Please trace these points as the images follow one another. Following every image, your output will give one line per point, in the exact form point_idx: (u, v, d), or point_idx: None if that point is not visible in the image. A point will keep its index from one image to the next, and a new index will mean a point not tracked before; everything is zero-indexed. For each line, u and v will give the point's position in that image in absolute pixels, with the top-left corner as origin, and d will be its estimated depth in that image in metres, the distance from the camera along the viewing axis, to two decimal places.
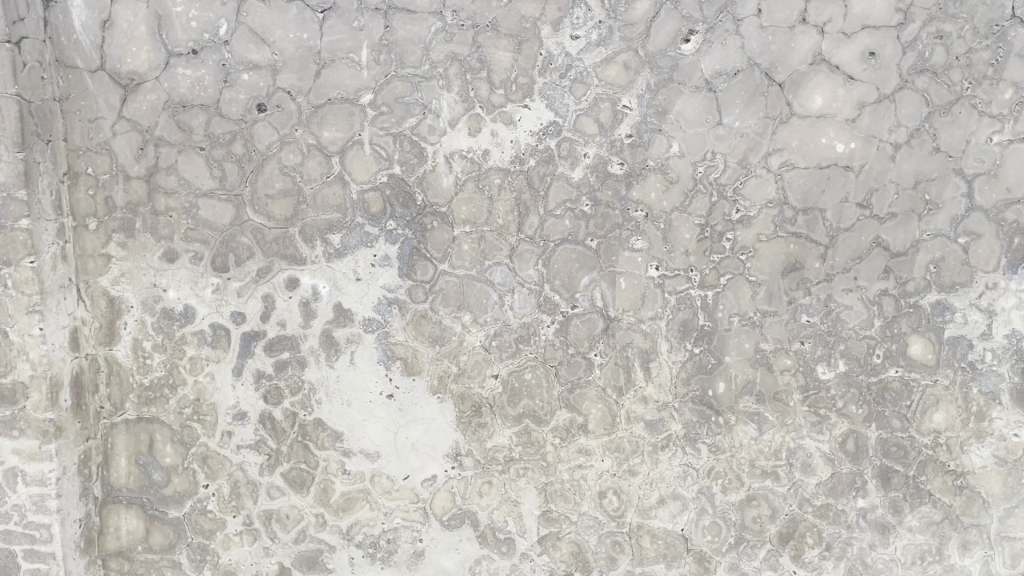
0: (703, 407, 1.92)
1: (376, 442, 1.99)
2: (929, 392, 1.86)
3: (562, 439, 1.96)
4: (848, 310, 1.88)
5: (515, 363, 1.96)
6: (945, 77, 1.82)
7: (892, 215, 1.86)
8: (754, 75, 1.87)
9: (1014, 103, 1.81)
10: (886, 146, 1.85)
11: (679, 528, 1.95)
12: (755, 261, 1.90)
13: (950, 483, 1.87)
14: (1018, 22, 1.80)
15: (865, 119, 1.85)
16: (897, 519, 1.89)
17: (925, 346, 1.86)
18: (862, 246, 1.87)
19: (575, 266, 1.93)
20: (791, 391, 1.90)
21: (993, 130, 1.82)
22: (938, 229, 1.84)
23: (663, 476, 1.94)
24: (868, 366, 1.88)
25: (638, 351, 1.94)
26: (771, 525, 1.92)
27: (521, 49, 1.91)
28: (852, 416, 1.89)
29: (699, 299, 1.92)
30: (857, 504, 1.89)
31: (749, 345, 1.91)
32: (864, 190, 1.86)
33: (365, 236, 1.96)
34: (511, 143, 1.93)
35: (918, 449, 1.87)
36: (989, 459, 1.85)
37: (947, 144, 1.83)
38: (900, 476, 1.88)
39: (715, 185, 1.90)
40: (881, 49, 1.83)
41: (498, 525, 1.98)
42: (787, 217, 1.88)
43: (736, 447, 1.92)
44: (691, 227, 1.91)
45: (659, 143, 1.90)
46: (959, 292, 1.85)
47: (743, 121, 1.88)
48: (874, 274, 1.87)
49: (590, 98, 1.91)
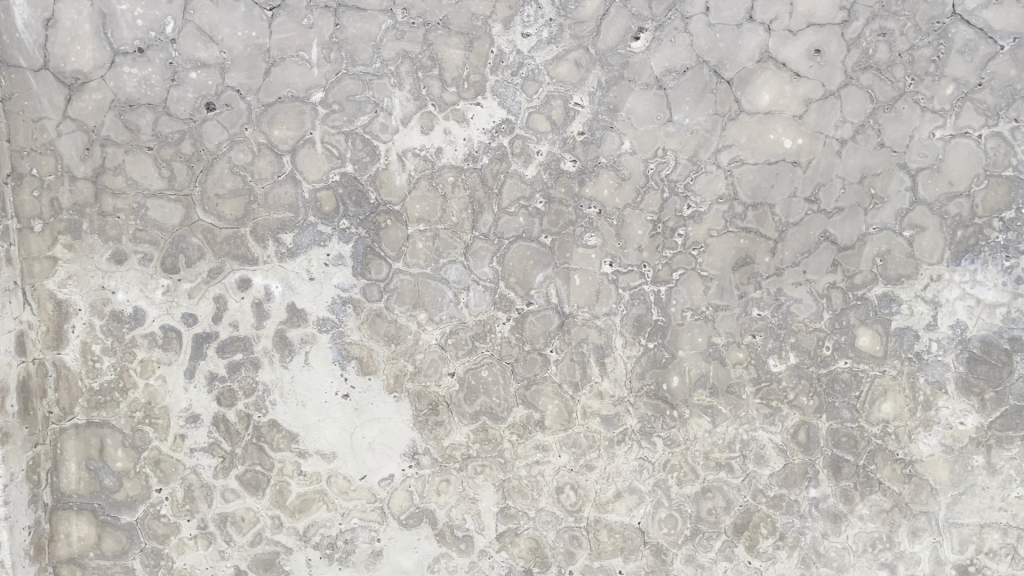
0: (658, 400, 1.94)
1: (333, 442, 1.97)
2: (877, 382, 1.90)
3: (519, 436, 1.97)
4: (798, 303, 1.91)
5: (471, 361, 1.96)
6: (888, 74, 1.86)
7: (839, 209, 1.89)
8: (703, 72, 1.89)
9: (955, 99, 1.86)
10: (832, 141, 1.88)
11: (636, 521, 1.96)
12: (706, 256, 1.92)
13: (900, 471, 1.90)
14: (958, 19, 1.85)
15: (812, 115, 1.88)
16: (848, 508, 1.92)
17: (872, 337, 1.90)
18: (811, 241, 1.90)
19: (530, 263, 1.94)
20: (743, 384, 1.93)
21: (935, 126, 1.86)
22: (883, 223, 1.88)
23: (619, 470, 1.96)
24: (818, 358, 1.91)
25: (593, 347, 1.95)
26: (726, 516, 1.94)
27: (473, 47, 1.91)
28: (803, 408, 1.92)
29: (652, 295, 1.94)
30: (809, 494, 1.93)
31: (702, 339, 1.93)
32: (811, 185, 1.89)
33: (317, 235, 1.95)
34: (464, 141, 1.93)
35: (868, 438, 1.91)
36: (936, 447, 1.89)
37: (891, 139, 1.87)
38: (850, 465, 1.91)
39: (666, 181, 1.92)
40: (825, 47, 1.87)
41: (456, 523, 1.98)
42: (737, 213, 1.91)
43: (691, 440, 1.94)
44: (643, 223, 1.93)
45: (610, 140, 1.92)
46: (905, 284, 1.89)
47: (693, 118, 1.90)
48: (822, 267, 1.90)
49: (542, 96, 1.92)
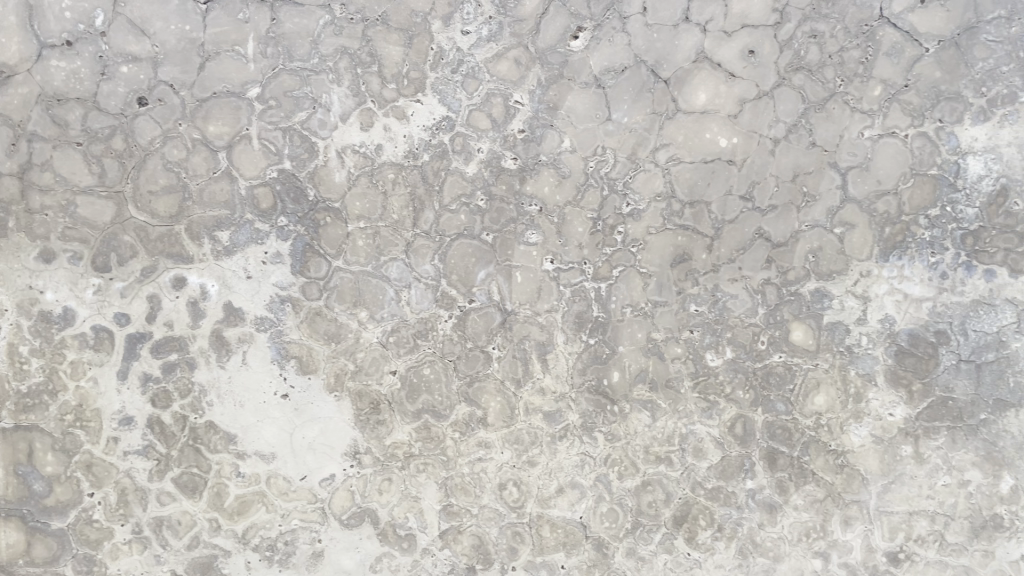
0: (599, 396, 1.96)
1: (272, 443, 1.95)
2: (810, 376, 1.95)
3: (461, 433, 1.97)
4: (734, 299, 1.95)
5: (413, 359, 1.96)
6: (820, 75, 1.91)
7: (773, 207, 1.94)
8: (640, 72, 1.92)
9: (883, 100, 1.91)
10: (766, 140, 1.93)
11: (578, 516, 1.98)
12: (645, 252, 1.95)
13: (832, 462, 1.96)
14: (885, 22, 1.90)
15: (747, 114, 1.92)
16: (783, 498, 1.97)
17: (805, 332, 1.95)
18: (746, 238, 1.94)
19: (471, 260, 1.95)
20: (682, 378, 1.96)
21: (864, 126, 1.92)
22: (815, 220, 1.94)
23: (561, 465, 1.97)
24: (754, 352, 1.96)
25: (535, 343, 1.96)
26: (666, 509, 1.97)
27: (412, 43, 1.90)
28: (739, 401, 1.96)
29: (593, 291, 1.95)
30: (746, 485, 1.97)
31: (642, 334, 1.96)
32: (746, 183, 1.93)
33: (255, 232, 1.92)
34: (404, 138, 1.92)
35: (802, 430, 1.96)
36: (867, 438, 1.95)
37: (822, 139, 1.92)
38: (785, 456, 1.96)
39: (606, 179, 1.94)
40: (759, 48, 1.91)
41: (398, 522, 1.97)
42: (674, 211, 1.94)
43: (631, 434, 1.97)
44: (583, 221, 1.94)
45: (551, 138, 1.93)
46: (836, 280, 1.95)
47: (631, 117, 1.92)
48: (757, 263, 1.95)
49: (482, 94, 1.92)
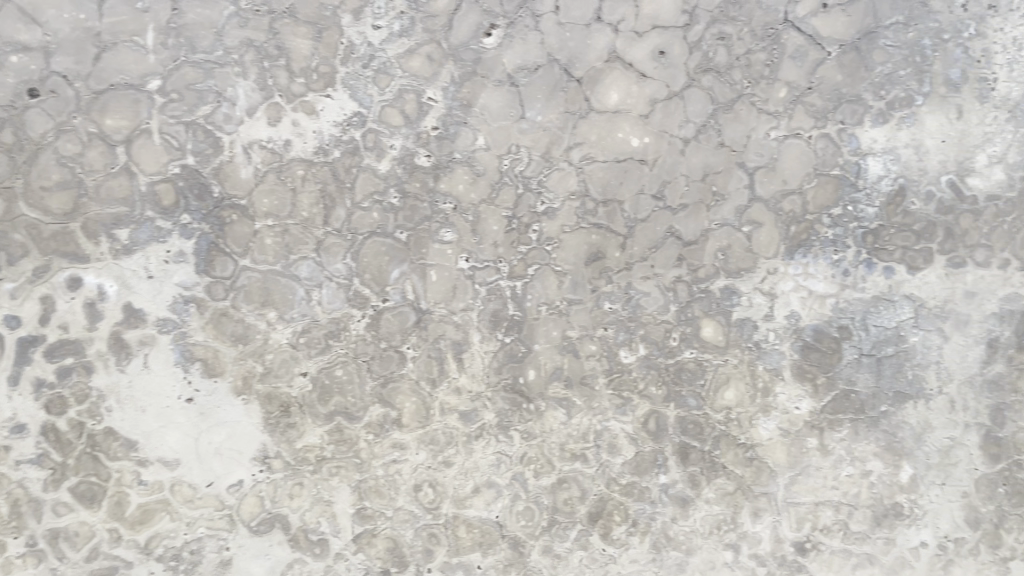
0: (514, 394, 1.96)
1: (176, 449, 1.88)
2: (720, 371, 2.00)
3: (375, 434, 1.94)
4: (647, 297, 1.98)
5: (325, 360, 1.92)
6: (727, 76, 1.95)
7: (683, 206, 1.97)
8: (554, 71, 1.92)
9: (788, 102, 1.97)
10: (677, 140, 1.96)
11: (494, 515, 1.97)
12: (559, 251, 1.95)
13: (742, 455, 2.01)
14: (790, 26, 1.96)
15: (658, 114, 1.95)
16: (695, 492, 2.00)
17: (715, 328, 1.99)
18: (657, 236, 1.97)
19: (384, 259, 1.92)
20: (597, 375, 1.98)
21: (770, 127, 1.97)
22: (724, 219, 1.98)
23: (477, 465, 1.96)
24: (666, 349, 1.99)
25: (450, 343, 1.95)
26: (581, 506, 1.98)
27: (322, 37, 1.87)
28: (652, 397, 1.99)
29: (508, 290, 1.95)
30: (659, 480, 2.00)
31: (557, 332, 1.96)
32: (658, 182, 1.96)
33: (156, 230, 1.86)
34: (314, 134, 1.88)
35: (713, 425, 2.00)
36: (774, 431, 2.01)
37: (730, 139, 1.96)
38: (697, 451, 2.00)
39: (520, 177, 1.94)
40: (669, 48, 1.94)
41: (310, 527, 1.92)
42: (588, 209, 1.96)
43: (546, 432, 1.97)
44: (498, 219, 1.94)
45: (464, 136, 1.91)
46: (744, 277, 1.99)
47: (545, 115, 1.93)
48: (669, 262, 1.98)
49: (394, 90, 1.89)
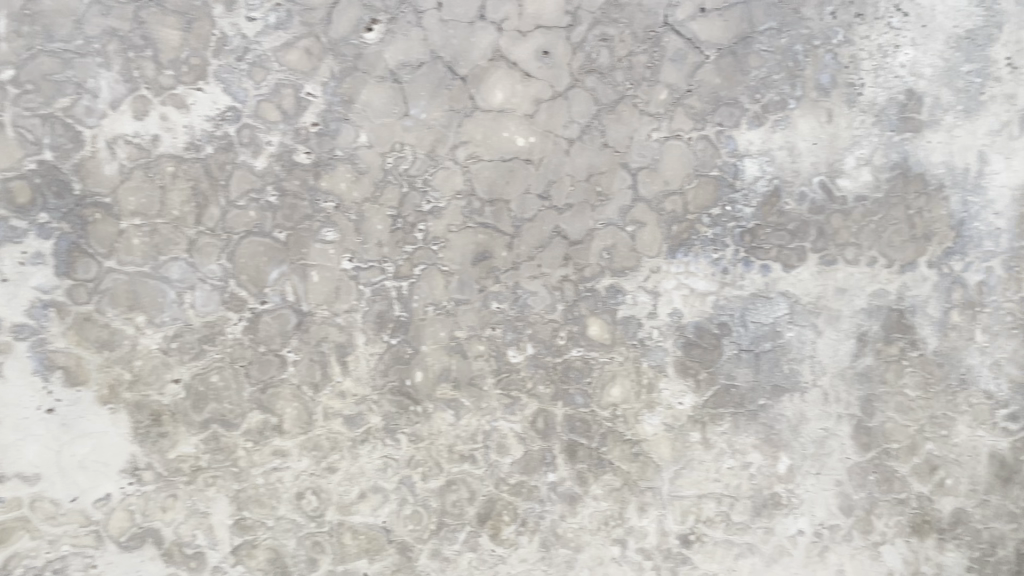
0: (401, 397, 1.93)
1: (36, 462, 1.81)
2: (607, 368, 2.02)
3: (254, 442, 1.88)
4: (534, 296, 1.98)
5: (199, 366, 1.85)
6: (610, 78, 1.98)
7: (568, 206, 1.99)
8: (437, 68, 1.90)
9: (669, 103, 2.01)
10: (562, 140, 1.97)
11: (381, 520, 1.93)
12: (446, 251, 1.93)
13: (628, 451, 2.04)
14: (670, 29, 2.00)
15: (543, 114, 1.96)
16: (582, 489, 2.02)
17: (601, 327, 2.02)
18: (544, 236, 1.98)
19: (262, 259, 1.86)
20: (485, 375, 1.97)
21: (652, 128, 2.01)
22: (609, 219, 2.01)
23: (363, 469, 1.92)
24: (553, 347, 2.00)
25: (334, 346, 1.90)
26: (470, 507, 1.97)
27: (192, 28, 1.81)
28: (540, 396, 2.00)
29: (394, 290, 1.92)
30: (547, 478, 2.01)
31: (444, 333, 1.94)
32: (544, 182, 1.97)
33: (10, 231, 1.78)
34: (185, 129, 1.81)
35: (599, 422, 2.02)
36: (659, 426, 2.05)
37: (613, 140, 2.00)
38: (584, 448, 2.02)
39: (405, 176, 1.91)
40: (553, 49, 1.95)
41: (185, 540, 1.86)
42: (474, 209, 1.94)
43: (435, 434, 1.95)
44: (383, 218, 1.90)
45: (345, 133, 1.87)
46: (630, 276, 2.02)
47: (429, 113, 1.90)
48: (555, 261, 1.99)
49: (270, 84, 1.84)
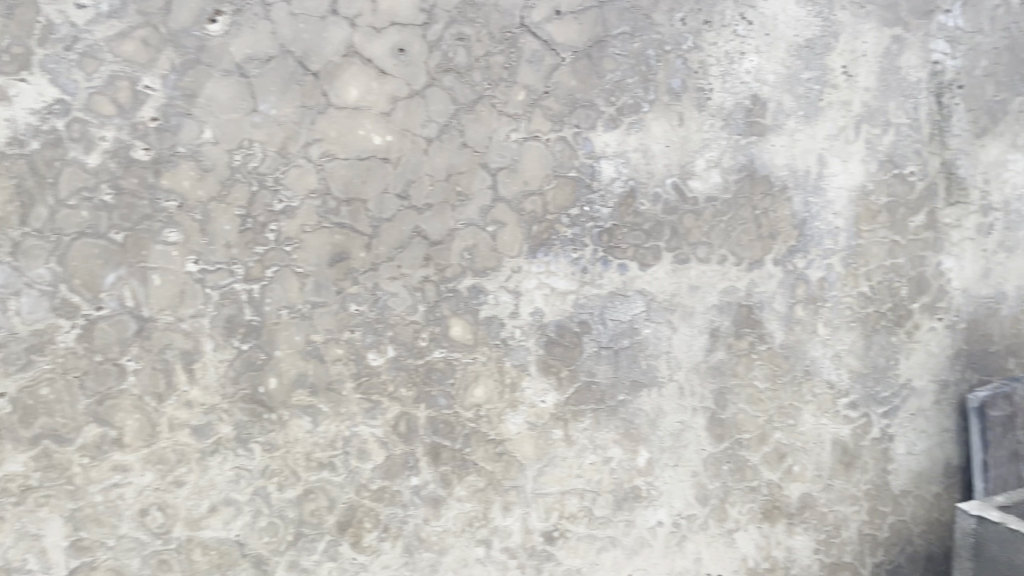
0: (254, 405, 1.92)
1: None
2: (470, 368, 2.16)
3: (91, 457, 1.81)
4: (394, 297, 2.05)
5: (27, 377, 1.75)
6: (468, 77, 2.09)
7: (428, 206, 2.07)
8: (287, 63, 1.91)
9: (526, 104, 2.18)
10: (420, 140, 2.05)
11: (233, 534, 1.92)
12: (300, 252, 1.95)
13: (492, 451, 2.22)
14: (525, 30, 2.16)
15: (400, 112, 2.02)
16: (446, 491, 2.15)
17: (463, 327, 2.13)
18: (404, 236, 2.05)
19: (97, 263, 1.79)
20: (344, 380, 2.01)
21: (511, 129, 2.16)
22: (469, 219, 2.13)
23: (213, 482, 1.90)
24: (415, 349, 2.08)
25: (178, 353, 1.86)
26: (329, 516, 2.01)
27: (13, 14, 1.71)
28: (402, 399, 2.07)
29: (244, 294, 1.90)
30: (411, 482, 2.10)
31: (299, 337, 1.96)
32: (402, 181, 2.04)
33: None
34: (5, 122, 1.71)
35: (463, 423, 2.16)
36: (522, 424, 2.27)
37: (472, 140, 2.11)
38: (448, 450, 2.15)
39: (254, 173, 1.89)
40: (409, 47, 2.02)
41: (14, 565, 1.77)
42: (329, 208, 1.97)
43: (291, 442, 1.96)
44: (231, 218, 1.88)
45: (188, 128, 1.83)
46: (490, 276, 2.17)
47: (280, 109, 1.90)
48: (415, 262, 2.07)
49: (103, 76, 1.77)
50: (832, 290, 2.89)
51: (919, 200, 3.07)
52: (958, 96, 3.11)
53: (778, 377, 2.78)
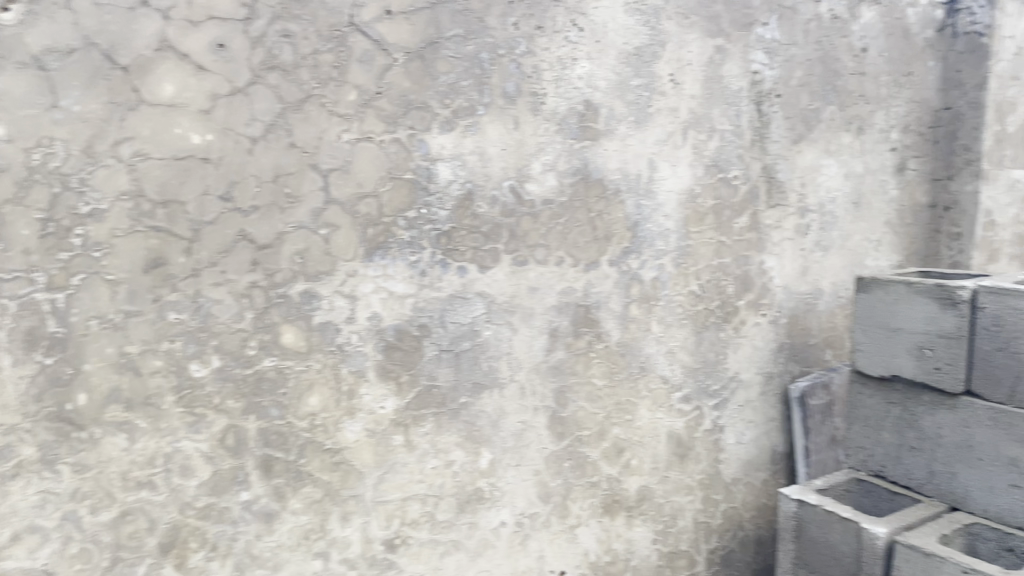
0: (61, 423, 1.88)
1: None
2: (303, 377, 2.18)
3: None
4: (219, 304, 2.05)
5: None
6: (295, 76, 2.12)
7: (254, 208, 2.09)
8: (92, 56, 1.87)
9: (357, 105, 2.22)
10: (243, 139, 2.07)
11: (40, 564, 1.87)
12: (112, 257, 1.92)
13: (328, 461, 2.24)
14: (354, 29, 2.20)
15: (221, 110, 2.03)
16: (279, 505, 2.16)
17: (294, 334, 2.16)
18: (227, 240, 2.06)
19: None
20: (163, 394, 1.99)
21: (342, 129, 2.20)
22: (300, 222, 2.16)
23: (15, 509, 1.84)
24: (242, 358, 2.09)
25: None
26: (149, 537, 1.99)
27: None
28: (229, 411, 2.08)
29: (46, 303, 1.86)
30: (241, 498, 2.11)
31: (113, 349, 1.93)
32: (224, 183, 2.05)
33: None
34: None
35: (297, 433, 2.18)
36: (361, 432, 2.28)
37: (300, 140, 2.15)
38: (281, 462, 2.16)
39: (56, 174, 1.85)
40: (229, 43, 2.03)
41: None
42: (144, 211, 1.95)
43: (104, 462, 1.93)
44: (29, 222, 1.83)
45: None
46: (324, 281, 2.20)
47: (85, 105, 1.87)
48: (242, 266, 2.08)
49: None
50: (664, 288, 3.06)
51: (744, 203, 3.28)
52: (776, 104, 3.34)
53: (614, 374, 2.94)
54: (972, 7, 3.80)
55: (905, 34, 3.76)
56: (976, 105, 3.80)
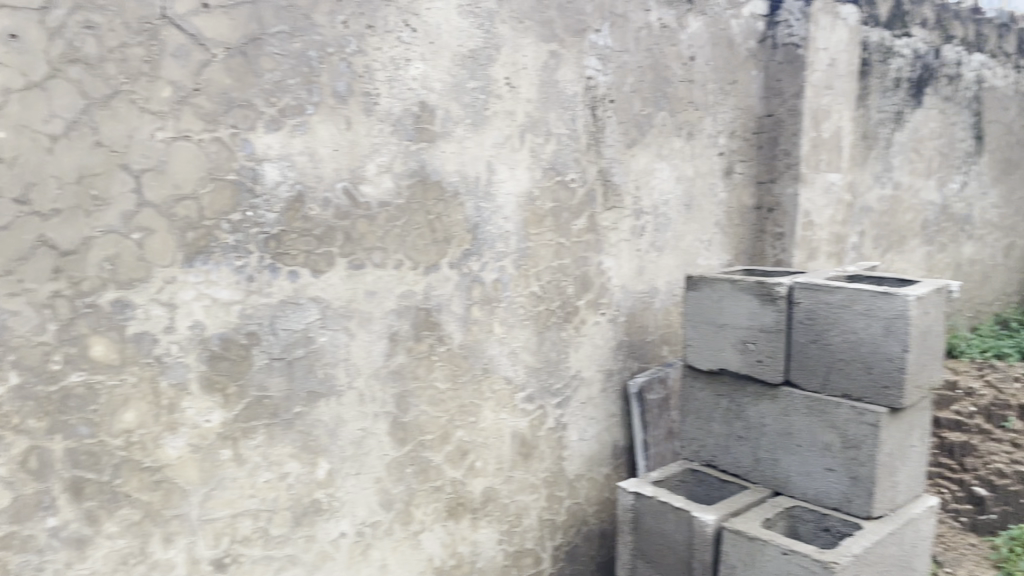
0: None
1: None
2: (116, 391, 2.05)
3: None
4: (17, 316, 1.90)
5: None
6: (101, 70, 2.00)
7: (56, 212, 1.95)
8: None
9: (172, 102, 2.12)
10: (42, 137, 1.92)
11: None
12: None
13: (147, 480, 2.12)
14: (167, 22, 2.10)
15: (14, 105, 1.88)
16: (92, 530, 2.03)
17: (105, 346, 2.03)
18: (24, 247, 1.91)
19: None
20: None
21: (156, 127, 2.09)
22: (108, 226, 2.03)
23: None
24: (45, 375, 1.94)
25: None
26: None
27: None
28: (31, 432, 1.92)
29: None
30: (47, 524, 1.96)
31: None
32: (20, 184, 1.90)
33: None
34: None
35: (111, 452, 2.05)
36: (184, 448, 2.18)
37: (108, 138, 2.02)
38: (92, 483, 2.03)
39: None
40: (23, 33, 1.88)
41: None
42: None
43: None
44: None
45: None
46: (138, 288, 2.08)
47: None
48: (43, 275, 1.93)
49: None
50: (506, 290, 3.08)
51: (581, 205, 3.35)
52: (610, 109, 3.43)
53: (456, 377, 2.93)
54: (789, 21, 4.02)
55: (729, 44, 3.96)
56: (794, 112, 4.04)
